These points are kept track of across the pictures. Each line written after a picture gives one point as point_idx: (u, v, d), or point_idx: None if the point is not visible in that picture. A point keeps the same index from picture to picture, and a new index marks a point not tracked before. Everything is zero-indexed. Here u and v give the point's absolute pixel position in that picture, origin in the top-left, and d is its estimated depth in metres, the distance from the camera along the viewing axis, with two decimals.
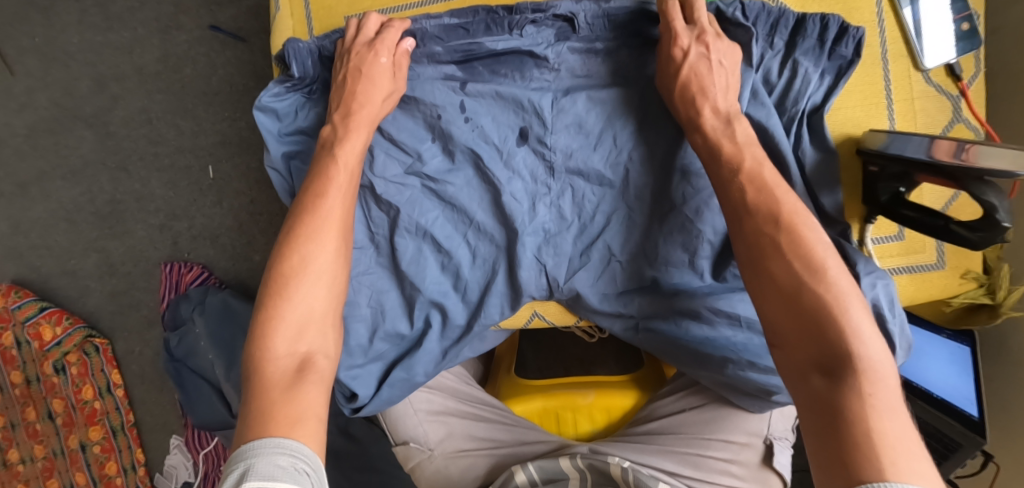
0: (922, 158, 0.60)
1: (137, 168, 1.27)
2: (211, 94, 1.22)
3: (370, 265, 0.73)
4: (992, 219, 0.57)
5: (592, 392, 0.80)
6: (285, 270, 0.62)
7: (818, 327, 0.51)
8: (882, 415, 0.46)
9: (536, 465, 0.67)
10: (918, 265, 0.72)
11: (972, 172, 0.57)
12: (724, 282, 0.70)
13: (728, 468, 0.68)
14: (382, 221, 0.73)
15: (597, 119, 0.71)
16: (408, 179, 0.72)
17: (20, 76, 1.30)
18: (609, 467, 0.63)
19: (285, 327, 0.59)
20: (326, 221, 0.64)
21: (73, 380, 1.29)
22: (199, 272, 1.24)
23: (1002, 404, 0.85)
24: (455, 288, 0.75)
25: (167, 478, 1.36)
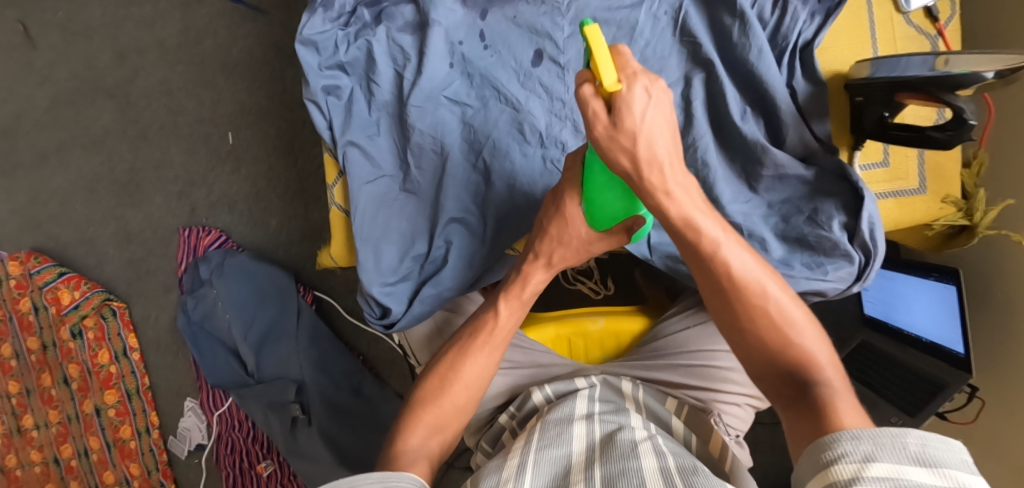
0: (903, 77, 0.59)
1: (157, 136, 1.31)
2: (231, 65, 1.26)
3: (392, 192, 0.71)
4: (958, 120, 0.57)
5: (602, 319, 0.82)
6: (440, 372, 0.68)
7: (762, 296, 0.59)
8: (831, 385, 0.56)
9: (552, 387, 0.73)
10: (903, 190, 0.69)
11: (944, 84, 0.56)
12: (757, 195, 0.68)
13: (732, 376, 0.73)
14: (413, 143, 0.70)
15: (608, 39, 0.68)
16: (434, 103, 0.70)
17: (43, 50, 1.35)
18: (622, 388, 0.71)
19: (426, 424, 0.65)
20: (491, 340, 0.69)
21: (89, 345, 1.33)
22: (217, 236, 1.28)
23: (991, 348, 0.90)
24: (478, 206, 0.71)
25: (181, 441, 1.40)
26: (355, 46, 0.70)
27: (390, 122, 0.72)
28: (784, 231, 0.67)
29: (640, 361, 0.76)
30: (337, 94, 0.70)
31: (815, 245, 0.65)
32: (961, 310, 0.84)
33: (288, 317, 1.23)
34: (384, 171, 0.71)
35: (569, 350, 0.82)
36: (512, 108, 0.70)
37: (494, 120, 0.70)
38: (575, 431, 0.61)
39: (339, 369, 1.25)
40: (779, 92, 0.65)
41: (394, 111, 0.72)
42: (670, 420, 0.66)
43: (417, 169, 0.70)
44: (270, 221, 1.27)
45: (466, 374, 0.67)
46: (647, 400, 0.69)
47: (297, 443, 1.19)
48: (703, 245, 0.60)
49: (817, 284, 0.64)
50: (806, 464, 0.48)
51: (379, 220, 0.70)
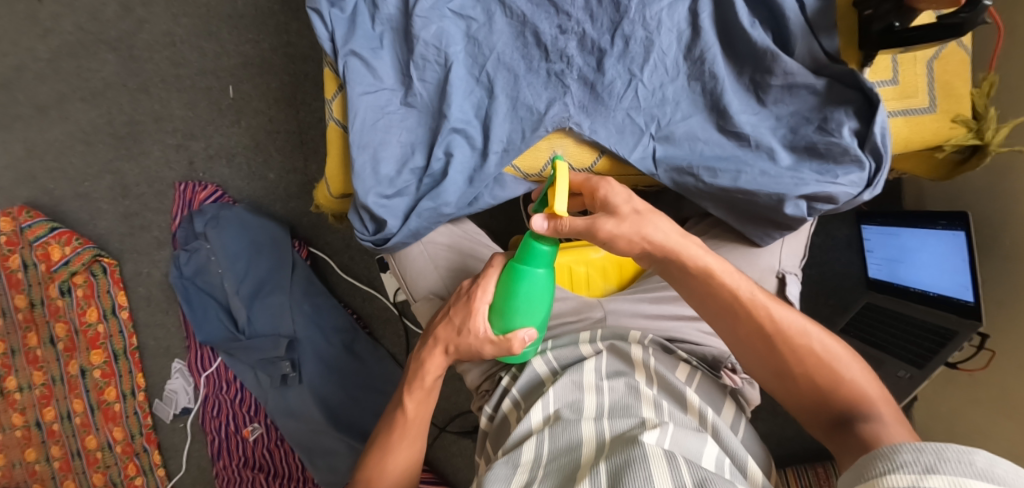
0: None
1: (158, 89, 1.30)
2: (236, 17, 1.26)
3: (392, 105, 0.69)
4: None
5: (604, 247, 0.81)
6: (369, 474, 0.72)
7: (791, 359, 0.65)
8: (885, 419, 0.61)
9: (553, 355, 0.72)
10: (912, 109, 0.68)
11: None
12: (765, 109, 0.67)
13: None
14: (415, 57, 0.68)
15: None
16: (437, 14, 0.67)
17: (47, 3, 1.34)
18: (632, 354, 0.69)
19: None
20: (404, 432, 0.73)
21: (77, 302, 1.30)
22: (213, 190, 1.26)
23: (1001, 304, 0.88)
24: (480, 117, 0.69)
25: (167, 404, 1.37)
26: None
27: (393, 37, 0.70)
28: (791, 142, 0.66)
29: (648, 297, 0.77)
30: (340, 6, 0.68)
31: (825, 153, 0.65)
32: (970, 256, 0.83)
33: (282, 270, 1.21)
34: (385, 84, 0.69)
35: (570, 280, 0.81)
36: (517, 19, 0.67)
37: (498, 32, 0.68)
38: (583, 430, 0.57)
39: (331, 327, 1.22)
40: (788, 5, 0.64)
41: (397, 26, 0.70)
42: (685, 392, 0.64)
43: (418, 82, 0.68)
44: (268, 175, 1.26)
45: (390, 467, 0.72)
46: (658, 368, 0.67)
47: (286, 399, 1.19)
48: (736, 322, 0.66)
49: (828, 187, 0.64)
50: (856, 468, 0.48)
51: (377, 134, 0.68)
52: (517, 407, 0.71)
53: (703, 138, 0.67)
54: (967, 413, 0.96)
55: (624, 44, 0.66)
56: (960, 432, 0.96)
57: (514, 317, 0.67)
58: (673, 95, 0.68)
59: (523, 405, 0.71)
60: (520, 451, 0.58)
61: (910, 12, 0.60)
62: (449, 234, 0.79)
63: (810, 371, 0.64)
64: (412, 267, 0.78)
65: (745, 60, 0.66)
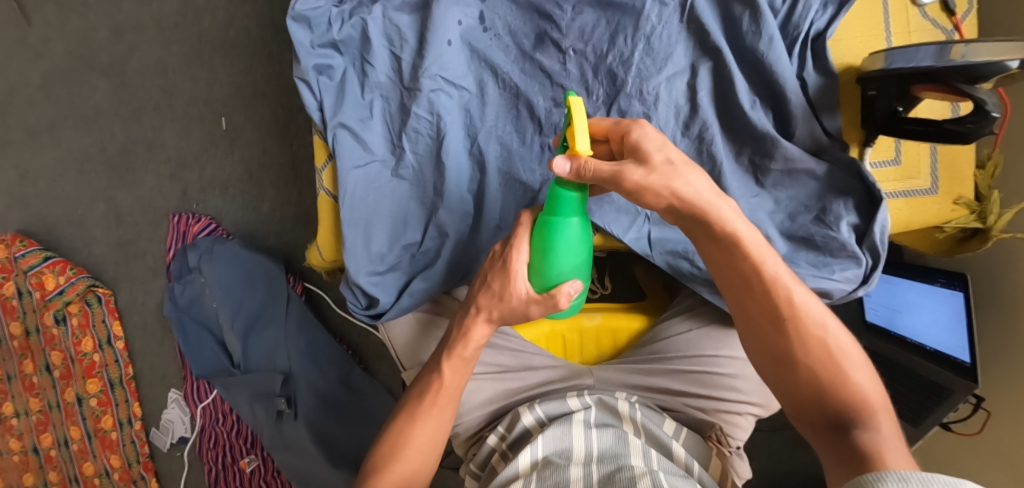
0: (917, 67, 0.60)
1: (150, 117, 1.28)
2: (228, 46, 1.24)
3: (383, 179, 0.67)
4: (980, 106, 0.58)
5: (598, 315, 0.81)
6: (389, 445, 0.68)
7: (799, 349, 0.62)
8: (882, 429, 0.57)
9: (542, 407, 0.71)
10: (914, 190, 0.70)
11: (965, 72, 0.58)
12: (762, 190, 0.68)
13: (735, 384, 0.73)
14: (408, 128, 0.67)
15: (607, 29, 0.66)
16: (431, 87, 0.66)
17: (37, 26, 1.32)
18: (619, 409, 0.69)
19: None
20: (435, 403, 0.69)
21: (73, 331, 1.29)
22: (207, 223, 1.25)
23: (999, 362, 0.87)
24: (474, 193, 0.69)
25: (164, 432, 1.37)
26: (352, 25, 0.66)
27: (384, 103, 0.68)
28: (790, 229, 0.67)
29: (638, 367, 0.76)
30: (329, 74, 0.67)
31: (822, 245, 0.66)
32: (969, 317, 0.81)
33: (276, 303, 1.20)
34: (376, 157, 0.67)
35: (564, 347, 0.81)
36: (515, 92, 0.67)
37: (495, 105, 0.68)
38: (571, 474, 0.58)
39: (325, 361, 1.22)
40: (790, 85, 0.64)
41: (387, 92, 0.68)
42: (670, 444, 0.64)
43: (409, 153, 0.67)
44: (262, 207, 1.25)
45: (416, 434, 0.68)
46: (645, 421, 0.67)
47: (282, 434, 1.17)
48: (752, 300, 0.64)
49: (825, 282, 0.65)
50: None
51: (370, 209, 0.67)
52: (502, 457, 0.70)
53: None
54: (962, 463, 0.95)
55: (622, 121, 0.67)
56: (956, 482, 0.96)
57: (558, 271, 0.60)
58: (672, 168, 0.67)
59: (508, 455, 0.70)
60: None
61: (915, 101, 0.63)
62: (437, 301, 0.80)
63: (817, 364, 0.61)
64: (398, 334, 0.79)
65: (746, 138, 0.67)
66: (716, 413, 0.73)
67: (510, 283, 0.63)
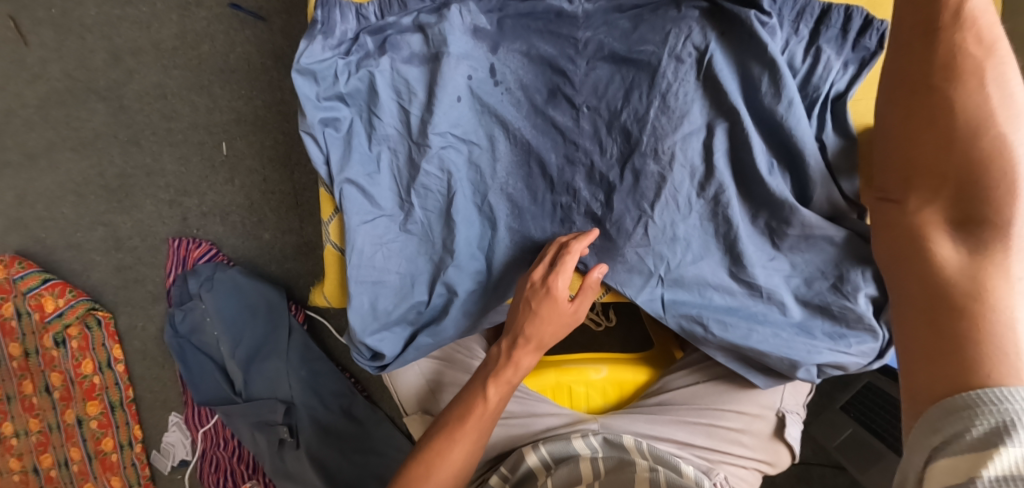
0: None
1: (149, 142, 1.27)
2: (228, 72, 1.22)
3: (391, 233, 0.68)
4: None
5: (605, 367, 0.79)
6: (426, 461, 0.66)
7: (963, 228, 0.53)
8: (1007, 326, 0.46)
9: (547, 447, 0.71)
10: None
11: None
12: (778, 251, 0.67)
13: (740, 438, 0.72)
14: (417, 182, 0.67)
15: (619, 86, 0.67)
16: (441, 143, 0.67)
17: (34, 47, 1.30)
18: (625, 443, 0.68)
19: None
20: (477, 422, 0.67)
21: (72, 353, 1.28)
22: (208, 248, 1.24)
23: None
24: (482, 248, 0.69)
25: (164, 456, 1.36)
26: (359, 78, 0.66)
27: (391, 155, 0.68)
28: (806, 297, 0.67)
29: (643, 415, 0.73)
30: (334, 126, 0.66)
31: (838, 316, 0.66)
32: None
33: (278, 334, 1.19)
34: (383, 211, 0.67)
35: (569, 398, 0.79)
36: (525, 148, 0.68)
37: (504, 159, 0.69)
38: None
39: (328, 390, 1.21)
40: (808, 148, 0.63)
41: (395, 144, 0.68)
42: (680, 464, 0.65)
43: (417, 207, 0.68)
44: (263, 235, 1.23)
45: (451, 454, 0.66)
46: (653, 449, 0.67)
47: (284, 464, 1.18)
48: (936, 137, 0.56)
49: (840, 356, 0.66)
50: (938, 417, 0.44)
51: (377, 264, 0.67)
52: None
53: (713, 282, 0.67)
54: None
55: (631, 180, 0.67)
56: None
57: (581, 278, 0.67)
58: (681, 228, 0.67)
59: None
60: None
61: None
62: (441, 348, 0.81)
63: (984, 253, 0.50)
64: (403, 382, 0.80)
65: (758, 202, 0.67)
66: (719, 463, 0.71)
67: (554, 304, 0.65)
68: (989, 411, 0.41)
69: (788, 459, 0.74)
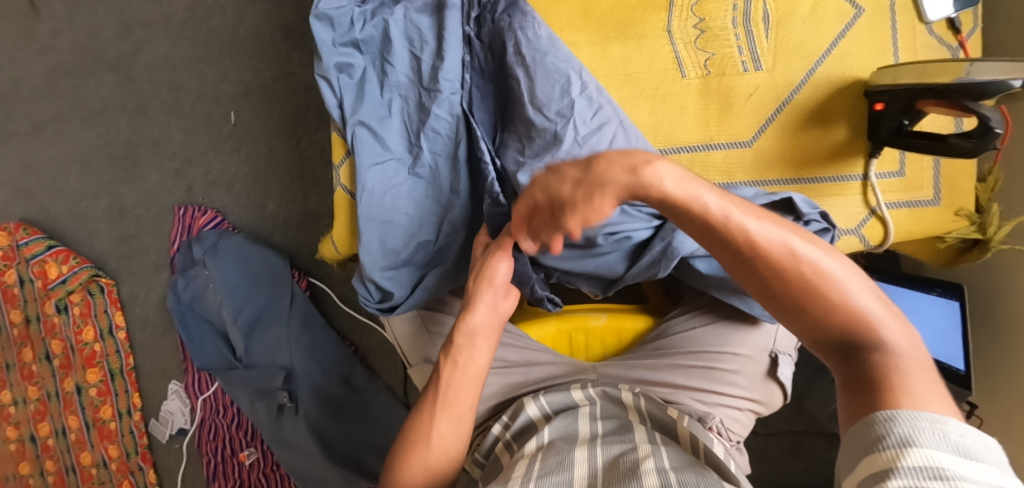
0: (924, 83, 0.63)
1: (157, 112, 1.29)
2: (238, 44, 1.24)
3: (400, 176, 0.70)
4: (985, 126, 0.59)
5: (605, 316, 0.83)
6: (406, 444, 0.68)
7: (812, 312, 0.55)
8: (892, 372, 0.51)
9: (547, 398, 0.72)
10: (916, 201, 0.74)
11: (970, 89, 0.60)
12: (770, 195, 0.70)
13: (736, 379, 0.74)
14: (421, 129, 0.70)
15: None
16: (446, 88, 0.69)
17: (45, 18, 1.32)
18: (623, 398, 0.70)
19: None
20: (444, 402, 0.68)
21: (73, 321, 1.30)
22: (213, 216, 1.26)
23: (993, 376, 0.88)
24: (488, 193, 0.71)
25: (163, 424, 1.37)
26: (372, 25, 0.70)
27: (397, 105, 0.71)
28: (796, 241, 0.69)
29: (642, 361, 0.76)
30: (349, 72, 0.71)
31: None
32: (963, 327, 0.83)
33: (281, 302, 1.21)
34: (393, 154, 0.70)
35: (570, 345, 0.83)
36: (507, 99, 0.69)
37: (475, 125, 0.69)
38: (576, 455, 0.59)
39: (329, 358, 1.22)
40: None
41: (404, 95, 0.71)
42: (675, 423, 0.66)
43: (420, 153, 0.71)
44: (267, 204, 1.25)
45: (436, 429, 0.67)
46: (650, 407, 0.69)
47: (282, 431, 1.18)
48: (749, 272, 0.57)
49: None
50: (855, 443, 0.47)
51: (384, 206, 0.69)
52: (507, 447, 0.70)
53: None
54: None
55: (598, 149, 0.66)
56: None
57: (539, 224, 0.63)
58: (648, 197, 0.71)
59: (514, 446, 0.70)
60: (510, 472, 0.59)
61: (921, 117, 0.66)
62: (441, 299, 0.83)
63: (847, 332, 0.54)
64: (403, 334, 0.81)
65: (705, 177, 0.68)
66: (716, 405, 0.73)
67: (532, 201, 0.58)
68: (905, 424, 0.45)
69: (779, 398, 0.76)
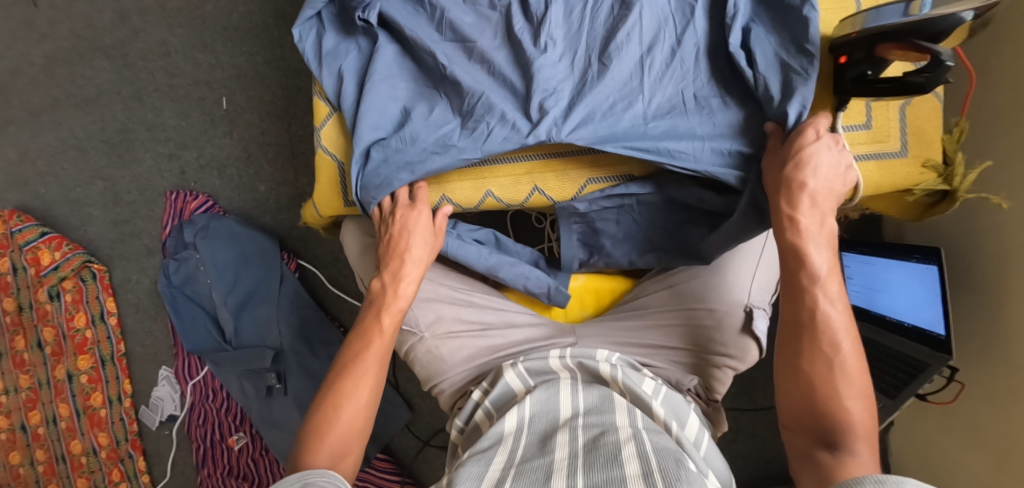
0: (880, 28, 0.57)
1: (151, 98, 1.32)
2: (231, 29, 1.27)
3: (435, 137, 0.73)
4: (935, 60, 0.54)
5: (581, 276, 0.85)
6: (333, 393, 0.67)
7: (818, 413, 0.57)
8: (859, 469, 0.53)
9: (524, 366, 0.73)
10: (884, 153, 0.66)
11: (924, 28, 0.55)
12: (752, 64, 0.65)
13: (712, 336, 0.73)
14: (622, 21, 0.68)
15: None
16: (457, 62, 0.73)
17: (43, 9, 1.35)
18: (601, 371, 0.69)
19: (324, 454, 0.63)
20: (356, 391, 0.67)
21: (66, 307, 1.31)
22: (204, 200, 1.28)
23: (977, 345, 0.88)
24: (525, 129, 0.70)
25: (153, 411, 1.37)
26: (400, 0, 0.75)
27: (458, 50, 0.73)
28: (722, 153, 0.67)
29: (614, 326, 0.78)
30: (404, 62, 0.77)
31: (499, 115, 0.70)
32: (943, 291, 0.84)
33: (270, 281, 1.23)
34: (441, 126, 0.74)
35: (548, 306, 0.85)
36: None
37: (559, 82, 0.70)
38: (560, 438, 0.59)
39: (320, 337, 1.23)
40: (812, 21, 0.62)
41: (404, 102, 0.76)
42: (651, 404, 0.64)
43: (602, 118, 0.69)
44: (258, 187, 1.28)
45: (342, 424, 0.65)
46: (627, 381, 0.67)
47: (272, 411, 1.20)
48: (789, 322, 0.61)
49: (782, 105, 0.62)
50: None
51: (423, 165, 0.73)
52: (487, 416, 0.71)
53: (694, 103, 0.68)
54: (939, 442, 0.99)
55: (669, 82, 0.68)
56: (935, 459, 0.99)
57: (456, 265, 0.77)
58: (698, 164, 0.67)
59: (495, 416, 0.70)
60: (496, 450, 0.59)
61: (885, 65, 0.59)
62: None
63: (831, 432, 0.56)
64: None
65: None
66: (692, 365, 0.73)
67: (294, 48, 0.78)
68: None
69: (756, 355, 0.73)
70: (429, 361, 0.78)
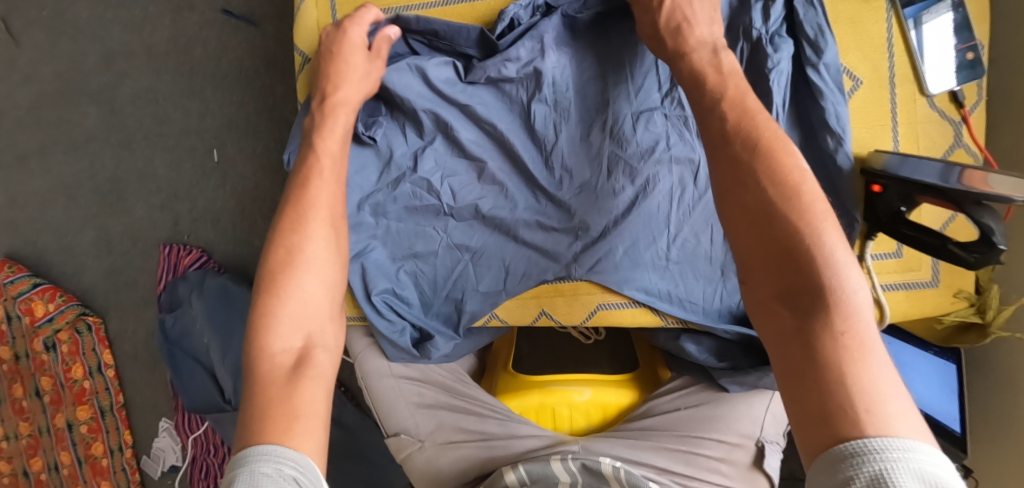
0: (930, 183, 0.62)
1: (141, 146, 1.27)
2: (220, 77, 1.23)
3: (450, 266, 0.78)
4: (988, 241, 0.60)
5: (588, 390, 0.82)
6: (278, 261, 0.62)
7: (795, 264, 0.46)
8: (861, 361, 0.41)
9: (525, 467, 0.67)
10: (915, 282, 0.75)
11: (974, 197, 0.59)
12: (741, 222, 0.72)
13: (719, 467, 0.72)
14: (633, 165, 0.73)
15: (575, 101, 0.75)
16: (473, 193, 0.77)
17: (26, 49, 1.29)
18: (602, 470, 0.63)
19: (283, 321, 0.58)
20: (312, 210, 0.66)
21: (63, 358, 1.27)
22: (198, 256, 1.24)
23: (993, 436, 0.85)
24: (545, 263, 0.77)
25: (155, 461, 1.35)
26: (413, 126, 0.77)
27: (469, 170, 0.77)
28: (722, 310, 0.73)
29: (625, 440, 0.73)
30: (413, 187, 0.77)
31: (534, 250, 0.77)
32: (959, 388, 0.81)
33: None
34: (458, 260, 0.78)
35: (552, 419, 0.81)
36: (761, 74, 0.68)
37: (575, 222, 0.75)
38: None
39: None
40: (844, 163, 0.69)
41: (418, 228, 0.78)
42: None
43: (625, 256, 0.74)
44: (253, 241, 1.24)
45: (293, 301, 0.60)
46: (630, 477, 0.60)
47: None
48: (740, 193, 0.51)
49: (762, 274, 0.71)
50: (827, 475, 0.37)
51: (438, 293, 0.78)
52: None
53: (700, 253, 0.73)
54: None
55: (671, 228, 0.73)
56: None
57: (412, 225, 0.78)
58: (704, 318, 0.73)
59: None
60: None
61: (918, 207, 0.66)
62: (419, 368, 0.81)
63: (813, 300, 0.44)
64: (385, 402, 0.79)
65: (832, 129, 0.68)
66: None
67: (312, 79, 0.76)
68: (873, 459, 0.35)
69: None
70: (427, 471, 0.75)
